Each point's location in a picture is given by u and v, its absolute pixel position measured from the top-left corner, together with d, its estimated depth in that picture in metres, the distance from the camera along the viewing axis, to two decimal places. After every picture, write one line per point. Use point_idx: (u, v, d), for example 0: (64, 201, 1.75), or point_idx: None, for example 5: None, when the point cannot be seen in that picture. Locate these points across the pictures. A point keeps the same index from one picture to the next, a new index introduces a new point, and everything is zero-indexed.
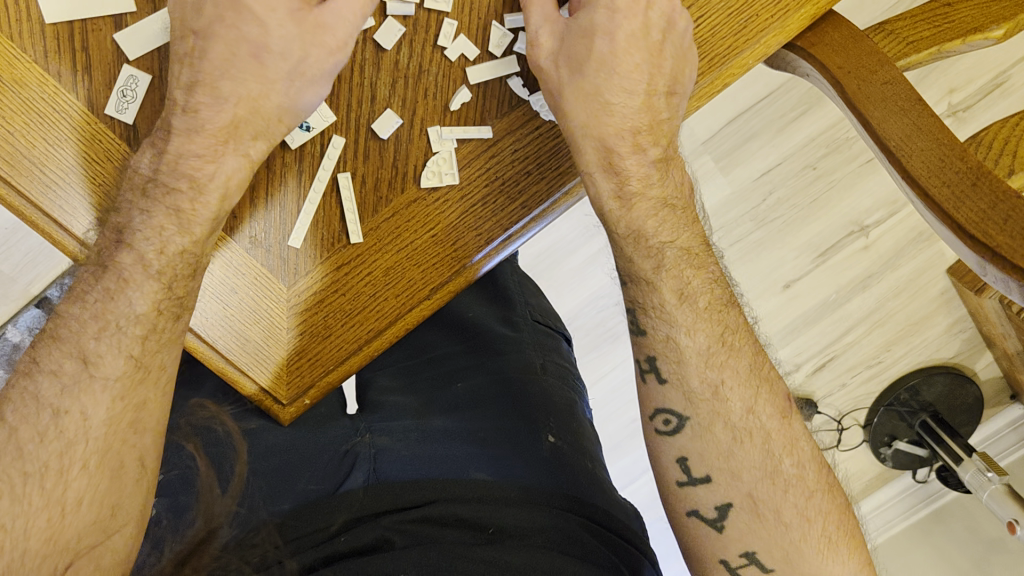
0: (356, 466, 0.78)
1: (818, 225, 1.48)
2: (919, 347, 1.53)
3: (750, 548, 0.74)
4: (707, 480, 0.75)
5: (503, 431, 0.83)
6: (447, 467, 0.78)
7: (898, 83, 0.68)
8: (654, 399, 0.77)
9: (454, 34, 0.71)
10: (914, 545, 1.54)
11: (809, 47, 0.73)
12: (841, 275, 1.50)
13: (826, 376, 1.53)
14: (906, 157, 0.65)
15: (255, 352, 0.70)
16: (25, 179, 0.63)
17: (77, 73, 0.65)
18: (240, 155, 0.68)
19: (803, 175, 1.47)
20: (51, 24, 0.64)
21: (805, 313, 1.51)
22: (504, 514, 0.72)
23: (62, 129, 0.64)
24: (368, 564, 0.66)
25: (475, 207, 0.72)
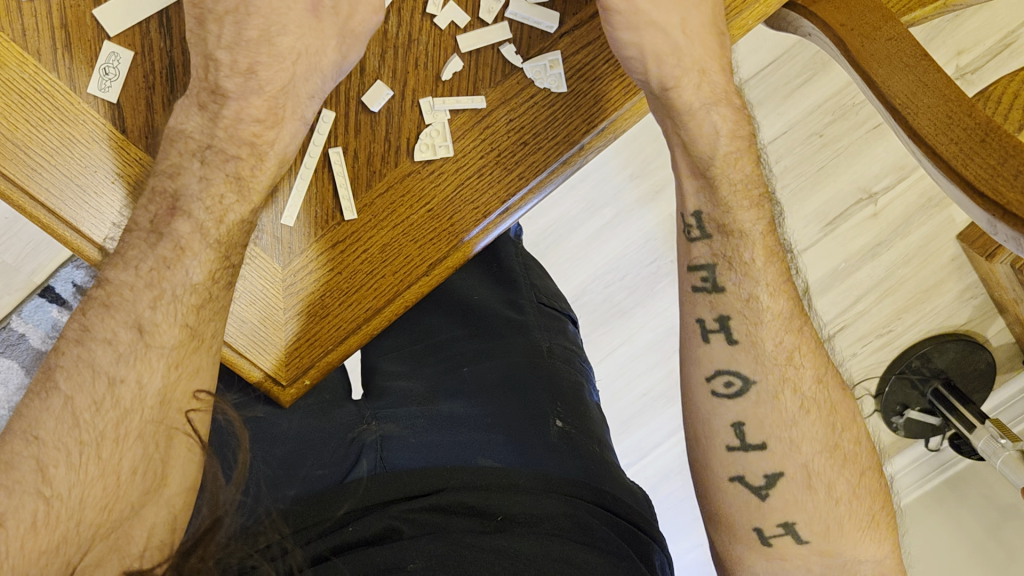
0: (363, 454, 0.76)
1: (827, 193, 1.46)
2: (930, 315, 1.52)
3: (791, 519, 0.73)
4: (763, 447, 0.74)
5: (511, 416, 0.82)
6: (453, 455, 0.77)
7: (902, 39, 0.65)
8: (716, 358, 0.76)
9: (443, 1, 0.69)
10: (925, 514, 1.54)
11: (809, 5, 0.69)
12: (849, 244, 1.49)
13: (837, 345, 1.53)
14: (912, 115, 0.62)
15: (253, 335, 0.69)
16: (9, 162, 0.61)
17: (56, 52, 0.63)
18: (219, 129, 0.65)
19: (810, 142, 1.45)
20: (26, 2, 0.62)
21: (814, 284, 1.50)
22: (512, 501, 0.72)
23: (44, 110, 0.63)
24: (376, 554, 0.65)
25: (471, 183, 0.70)
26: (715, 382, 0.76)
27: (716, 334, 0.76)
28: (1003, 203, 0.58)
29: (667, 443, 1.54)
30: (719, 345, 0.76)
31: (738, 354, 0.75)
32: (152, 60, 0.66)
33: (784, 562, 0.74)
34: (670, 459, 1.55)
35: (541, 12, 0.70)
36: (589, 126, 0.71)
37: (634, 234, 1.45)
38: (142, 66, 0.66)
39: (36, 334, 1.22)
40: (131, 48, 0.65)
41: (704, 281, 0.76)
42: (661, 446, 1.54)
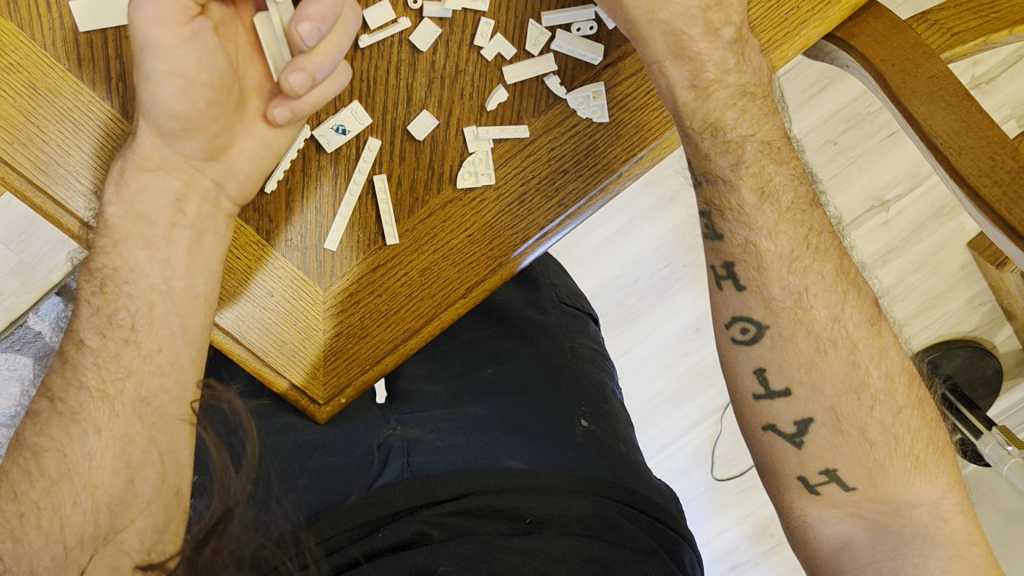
0: (389, 461, 0.77)
1: (842, 199, 1.47)
2: (939, 321, 1.54)
3: (831, 465, 0.73)
4: (787, 393, 0.73)
5: (537, 417, 0.83)
6: (480, 458, 0.78)
7: (943, 77, 0.64)
8: (731, 307, 0.74)
9: (490, 33, 0.69)
10: None
11: (850, 38, 0.69)
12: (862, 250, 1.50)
13: None
14: (955, 155, 0.62)
15: (292, 354, 0.70)
16: (46, 177, 0.61)
17: (112, 83, 0.62)
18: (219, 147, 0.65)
19: (825, 150, 1.45)
20: (83, 32, 0.61)
21: None
22: (540, 504, 0.73)
23: (86, 131, 0.63)
24: (406, 558, 0.67)
25: (511, 208, 0.71)
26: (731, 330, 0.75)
27: (726, 283, 0.74)
28: None
29: (677, 443, 1.55)
30: (730, 294, 0.74)
31: (750, 303, 0.73)
32: None
33: (828, 511, 0.73)
34: (680, 459, 1.55)
35: (586, 44, 0.70)
36: (629, 154, 0.71)
37: (648, 239, 1.47)
38: None
39: None
40: None
41: (705, 228, 0.75)
42: (666, 448, 1.55)
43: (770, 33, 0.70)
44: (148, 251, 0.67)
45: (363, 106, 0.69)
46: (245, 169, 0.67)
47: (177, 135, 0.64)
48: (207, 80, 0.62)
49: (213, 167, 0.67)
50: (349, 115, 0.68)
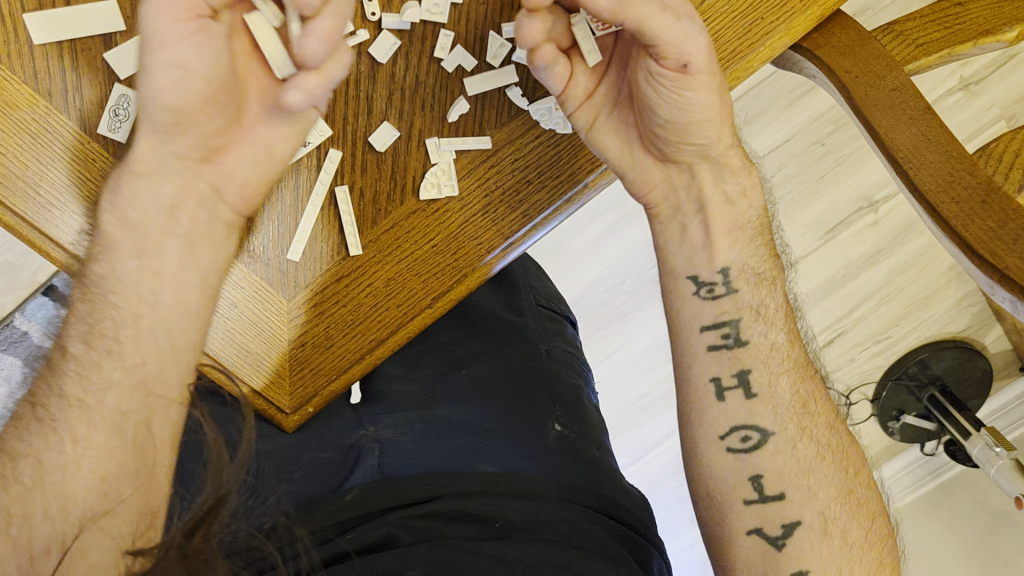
0: (361, 462, 0.78)
1: (828, 201, 1.47)
2: (927, 322, 1.54)
3: (806, 567, 0.72)
4: (780, 497, 0.74)
5: (509, 420, 0.83)
6: (453, 462, 0.78)
7: (905, 90, 0.64)
8: (730, 415, 0.76)
9: (451, 44, 0.69)
10: (922, 518, 1.55)
11: (815, 49, 0.70)
12: (849, 251, 1.49)
13: (836, 351, 1.54)
14: (914, 170, 0.61)
15: (256, 364, 0.70)
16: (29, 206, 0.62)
17: (68, 95, 0.62)
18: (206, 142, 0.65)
19: (811, 151, 1.45)
20: (39, 45, 0.61)
21: (815, 290, 1.50)
22: (511, 507, 0.72)
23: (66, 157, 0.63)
24: (376, 560, 0.66)
25: (478, 219, 0.71)
26: (731, 437, 0.76)
27: (733, 392, 0.76)
28: (1001, 268, 0.57)
29: (665, 442, 1.56)
30: (734, 401, 0.76)
31: (753, 410, 0.75)
32: None
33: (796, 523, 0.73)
34: (668, 458, 1.56)
35: None
36: (592, 165, 0.72)
37: (633, 240, 1.46)
38: None
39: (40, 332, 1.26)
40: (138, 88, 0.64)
41: (725, 337, 0.76)
42: (655, 448, 1.55)
43: (734, 43, 0.68)
44: (140, 260, 0.66)
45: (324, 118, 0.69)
46: (242, 173, 0.67)
47: (171, 129, 0.62)
48: (206, 76, 0.60)
49: (211, 168, 0.66)
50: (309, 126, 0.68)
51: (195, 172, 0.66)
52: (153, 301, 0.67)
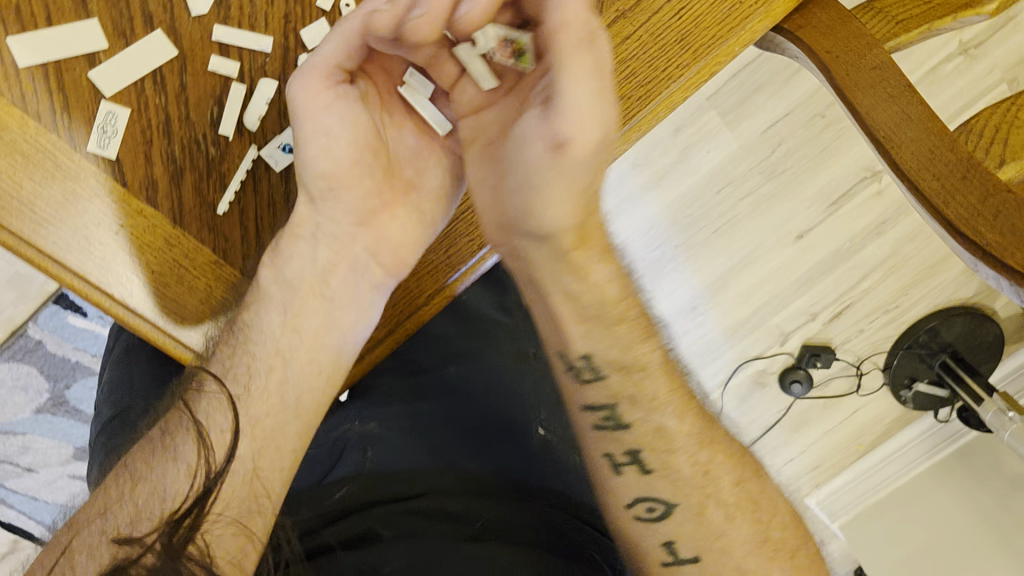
0: (346, 456, 0.80)
1: (830, 174, 1.47)
2: (936, 289, 1.52)
3: None
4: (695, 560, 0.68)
5: (494, 424, 0.85)
6: (431, 459, 0.80)
7: (886, 68, 0.64)
8: (629, 488, 0.70)
9: None
10: (936, 484, 1.56)
11: (796, 30, 0.70)
12: (854, 223, 1.49)
13: (843, 324, 1.54)
14: (896, 149, 0.61)
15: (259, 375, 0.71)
16: (144, 301, 0.64)
17: (56, 114, 0.62)
18: (360, 212, 0.69)
19: (811, 124, 1.46)
20: (24, 67, 0.61)
21: (819, 263, 1.51)
22: (488, 509, 0.75)
23: (124, 216, 0.64)
24: (360, 557, 0.67)
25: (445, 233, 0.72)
26: (638, 508, 0.70)
27: (628, 468, 0.70)
28: (983, 244, 0.57)
29: None
30: (631, 476, 0.70)
31: (656, 483, 0.69)
32: (150, 117, 0.65)
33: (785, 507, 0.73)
34: None
35: None
36: None
37: (638, 220, 1.48)
38: (142, 124, 0.65)
39: (53, 339, 1.32)
40: (128, 106, 0.64)
41: (606, 420, 0.71)
42: None
43: (716, 29, 0.68)
44: (283, 317, 0.69)
45: None
46: (394, 235, 0.70)
47: (326, 193, 0.67)
48: (348, 139, 0.65)
49: (364, 233, 0.70)
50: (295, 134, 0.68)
51: (352, 239, 0.70)
52: (290, 356, 0.69)
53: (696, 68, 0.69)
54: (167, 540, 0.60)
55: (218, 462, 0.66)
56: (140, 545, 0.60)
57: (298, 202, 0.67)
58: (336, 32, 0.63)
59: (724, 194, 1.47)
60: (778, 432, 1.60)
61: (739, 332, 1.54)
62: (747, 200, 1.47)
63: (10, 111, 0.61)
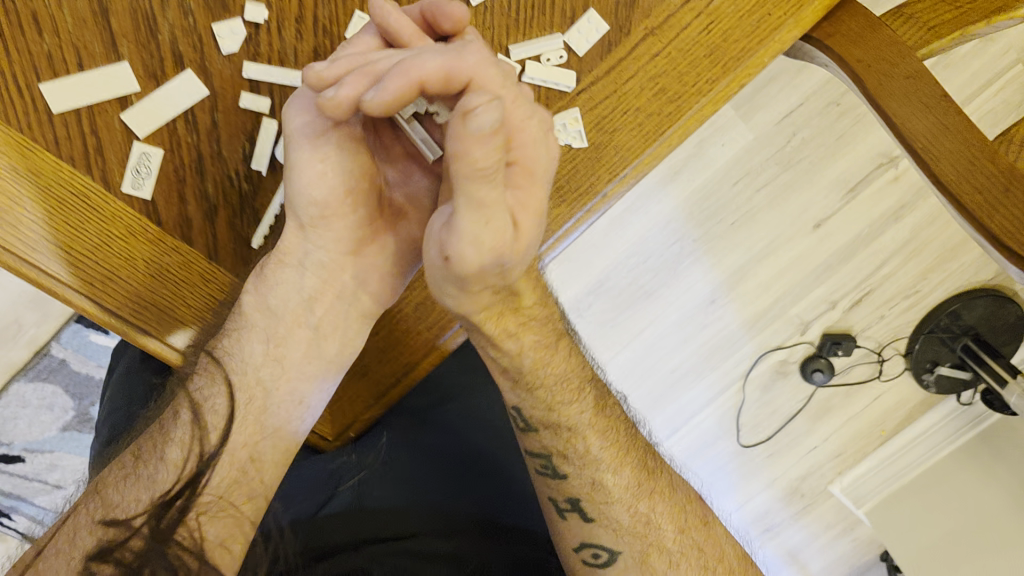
0: (341, 490, 0.78)
1: (846, 161, 1.46)
2: (956, 272, 1.51)
3: None
4: None
5: (478, 475, 0.87)
6: (423, 502, 0.80)
7: (920, 78, 0.63)
8: (575, 533, 0.72)
9: None
10: (954, 468, 1.57)
11: (826, 38, 0.69)
12: (872, 209, 1.48)
13: (864, 310, 1.53)
14: (935, 161, 0.61)
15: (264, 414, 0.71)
16: (127, 304, 0.63)
17: (90, 157, 0.62)
18: (347, 249, 0.63)
19: (827, 113, 1.43)
20: (57, 113, 0.61)
21: (839, 251, 1.49)
22: (472, 551, 0.74)
23: (124, 229, 0.63)
24: None
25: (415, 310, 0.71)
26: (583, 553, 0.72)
27: (571, 514, 0.72)
28: None
29: (701, 413, 1.57)
30: (574, 523, 0.72)
31: (594, 532, 0.71)
32: (182, 156, 0.64)
33: None
34: (706, 429, 1.58)
35: (558, 74, 0.67)
36: (612, 173, 0.68)
37: (657, 217, 1.45)
38: (175, 163, 0.64)
39: (77, 358, 1.32)
40: (160, 145, 0.64)
41: (544, 468, 0.72)
42: (695, 416, 1.57)
43: (741, 43, 0.68)
44: (267, 345, 0.64)
45: None
46: (386, 265, 0.65)
47: (318, 220, 0.61)
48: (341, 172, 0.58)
49: (356, 263, 0.64)
50: None
51: (339, 267, 0.64)
52: (270, 384, 0.64)
53: (723, 84, 0.68)
54: (155, 523, 0.59)
55: (212, 442, 0.62)
56: (128, 527, 0.59)
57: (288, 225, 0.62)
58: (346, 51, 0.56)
59: (742, 184, 1.45)
60: (800, 421, 1.60)
61: (760, 323, 1.52)
62: (764, 190, 1.45)
63: (45, 157, 0.60)
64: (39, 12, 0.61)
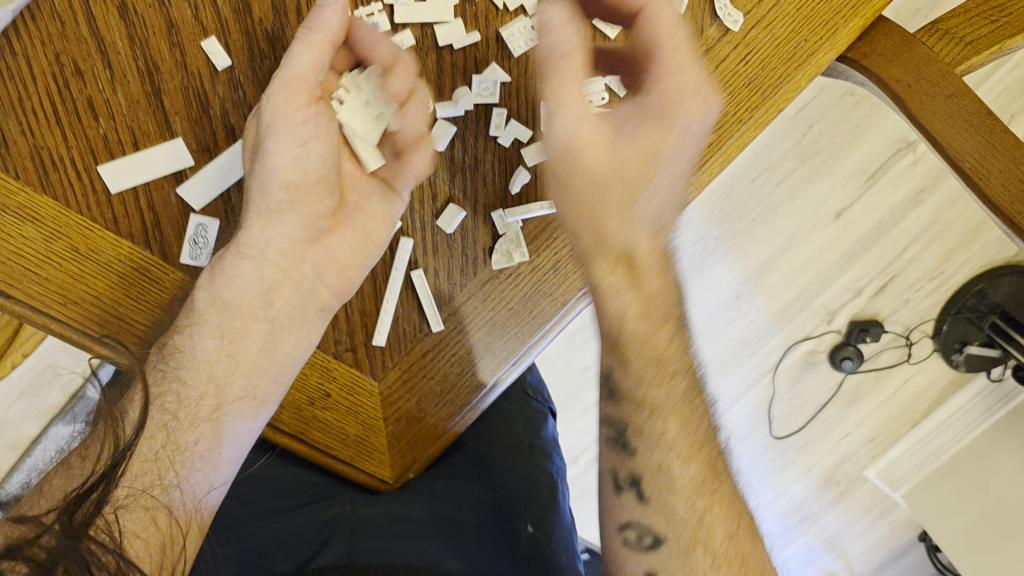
0: (331, 546, 0.74)
1: (864, 148, 1.40)
2: (980, 252, 1.46)
3: None
4: None
5: (481, 524, 0.79)
6: (417, 555, 0.72)
7: (963, 96, 0.63)
8: None
9: (506, 118, 0.69)
10: (998, 445, 1.53)
11: (862, 58, 0.70)
12: (892, 195, 1.43)
13: (890, 295, 1.48)
14: (984, 180, 0.62)
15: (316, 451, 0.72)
16: (80, 314, 0.60)
17: (149, 233, 0.63)
18: (309, 239, 0.67)
19: (843, 101, 1.36)
20: (116, 193, 0.62)
21: (861, 239, 1.44)
22: None
23: (93, 250, 0.61)
24: None
25: (446, 378, 0.73)
26: None
27: None
28: None
29: (734, 407, 1.52)
30: None
31: None
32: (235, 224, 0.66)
33: None
34: (739, 421, 1.53)
35: (601, 115, 0.70)
36: None
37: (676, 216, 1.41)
38: (229, 231, 0.66)
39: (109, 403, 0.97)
40: (216, 215, 0.66)
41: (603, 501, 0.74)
42: (731, 407, 1.52)
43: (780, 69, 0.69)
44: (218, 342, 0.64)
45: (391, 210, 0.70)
46: (343, 254, 0.69)
47: (284, 207, 0.65)
48: (320, 152, 0.64)
49: (316, 253, 0.68)
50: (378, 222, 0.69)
51: (301, 258, 0.67)
52: (223, 381, 0.65)
53: (765, 109, 0.69)
54: (69, 517, 0.53)
55: (128, 434, 0.60)
56: (38, 525, 0.52)
57: (252, 217, 0.64)
58: (304, 46, 0.61)
59: (760, 180, 1.39)
60: (833, 409, 1.55)
61: (787, 315, 1.48)
62: (784, 184, 1.39)
63: (104, 236, 0.61)
64: (94, 97, 0.61)
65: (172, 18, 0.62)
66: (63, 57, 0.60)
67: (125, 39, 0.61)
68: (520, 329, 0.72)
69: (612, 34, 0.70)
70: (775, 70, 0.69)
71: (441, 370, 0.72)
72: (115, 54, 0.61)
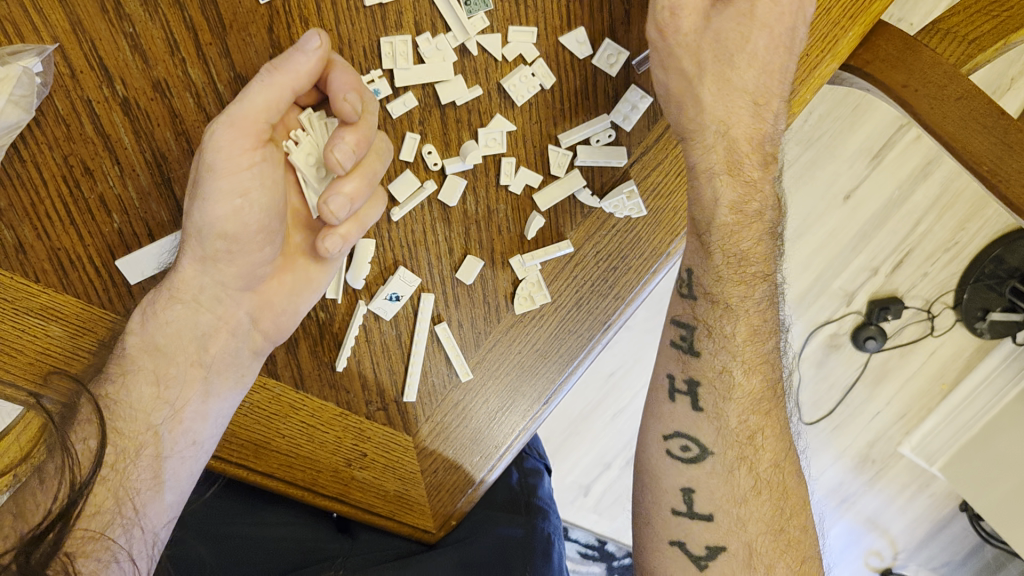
0: None
1: (864, 131, 1.35)
2: (992, 218, 1.42)
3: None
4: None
5: None
6: None
7: (973, 96, 0.63)
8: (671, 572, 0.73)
9: (515, 166, 0.69)
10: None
11: (864, 66, 0.69)
12: (900, 171, 1.38)
13: (906, 271, 1.45)
14: (1005, 183, 0.61)
15: (356, 507, 0.72)
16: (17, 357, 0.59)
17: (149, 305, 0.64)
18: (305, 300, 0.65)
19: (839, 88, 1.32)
20: (135, 284, 0.63)
21: (873, 219, 1.41)
22: None
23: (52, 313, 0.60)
24: None
25: (480, 423, 0.73)
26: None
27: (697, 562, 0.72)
28: None
29: None
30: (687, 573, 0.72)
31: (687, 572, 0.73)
32: None
33: None
34: None
35: (609, 152, 0.70)
36: (671, 235, 0.73)
37: None
38: None
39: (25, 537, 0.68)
40: None
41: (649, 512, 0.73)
42: None
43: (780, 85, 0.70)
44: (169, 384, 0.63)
45: (409, 268, 0.69)
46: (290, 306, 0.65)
47: (220, 255, 0.61)
48: (263, 203, 0.59)
49: (251, 298, 0.64)
50: (399, 281, 0.69)
51: (233, 303, 0.64)
52: (162, 427, 0.62)
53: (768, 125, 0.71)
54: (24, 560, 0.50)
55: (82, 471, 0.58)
56: None
57: (186, 260, 0.61)
58: (261, 87, 0.56)
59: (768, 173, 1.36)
60: (860, 390, 1.54)
61: (806, 301, 1.46)
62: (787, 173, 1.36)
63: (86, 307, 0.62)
64: (105, 194, 0.61)
65: (173, 108, 0.61)
66: (70, 159, 0.60)
67: (130, 134, 0.61)
68: (549, 369, 0.73)
69: (613, 72, 0.69)
70: (775, 89, 0.68)
71: (476, 418, 0.73)
72: (122, 151, 0.61)
